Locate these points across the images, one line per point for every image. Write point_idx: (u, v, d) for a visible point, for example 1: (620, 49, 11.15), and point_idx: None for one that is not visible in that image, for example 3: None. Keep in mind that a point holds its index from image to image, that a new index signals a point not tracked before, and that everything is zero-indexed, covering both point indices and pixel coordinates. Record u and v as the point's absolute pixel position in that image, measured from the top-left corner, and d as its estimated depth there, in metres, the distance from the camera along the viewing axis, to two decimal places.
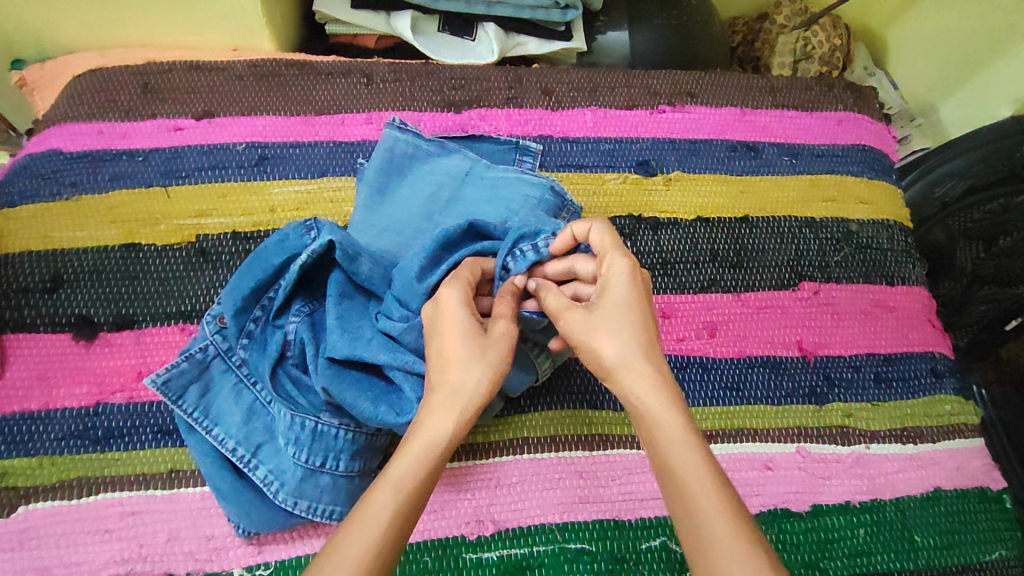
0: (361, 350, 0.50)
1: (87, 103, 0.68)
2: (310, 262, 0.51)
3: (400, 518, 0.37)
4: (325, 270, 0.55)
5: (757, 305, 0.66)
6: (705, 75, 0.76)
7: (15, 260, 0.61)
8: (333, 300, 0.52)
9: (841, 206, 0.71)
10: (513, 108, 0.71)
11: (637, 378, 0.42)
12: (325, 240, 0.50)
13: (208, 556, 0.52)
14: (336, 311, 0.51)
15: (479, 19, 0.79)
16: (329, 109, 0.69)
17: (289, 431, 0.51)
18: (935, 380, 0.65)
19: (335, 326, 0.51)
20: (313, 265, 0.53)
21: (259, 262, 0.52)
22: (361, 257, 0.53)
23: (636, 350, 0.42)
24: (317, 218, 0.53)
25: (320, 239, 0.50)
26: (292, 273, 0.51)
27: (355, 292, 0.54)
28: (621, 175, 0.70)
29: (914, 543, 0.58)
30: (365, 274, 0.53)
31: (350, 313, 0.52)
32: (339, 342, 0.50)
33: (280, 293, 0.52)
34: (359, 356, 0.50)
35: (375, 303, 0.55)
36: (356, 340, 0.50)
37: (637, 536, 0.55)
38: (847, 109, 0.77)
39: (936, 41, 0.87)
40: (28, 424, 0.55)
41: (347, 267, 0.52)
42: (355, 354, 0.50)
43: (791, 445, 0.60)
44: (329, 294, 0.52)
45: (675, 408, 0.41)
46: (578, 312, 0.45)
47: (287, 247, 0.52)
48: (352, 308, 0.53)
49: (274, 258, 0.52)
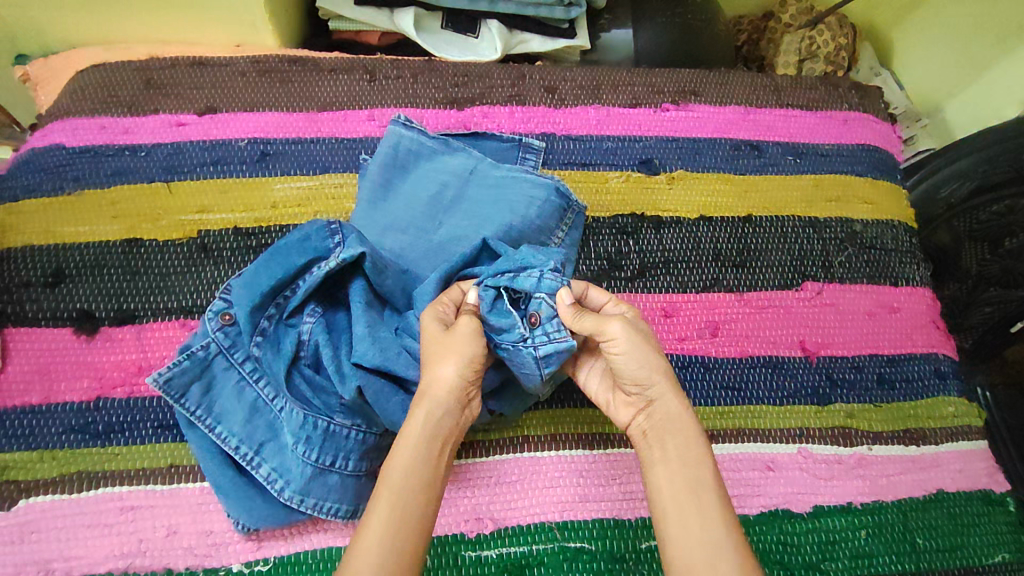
0: (391, 362, 0.50)
1: (89, 98, 0.68)
2: (335, 269, 0.52)
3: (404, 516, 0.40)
4: (344, 282, 0.55)
5: (758, 305, 0.65)
6: (708, 74, 0.76)
7: (16, 254, 0.61)
8: (360, 307, 0.52)
9: (845, 206, 0.71)
10: (515, 106, 0.71)
11: (669, 401, 0.46)
12: (357, 251, 0.51)
13: (207, 552, 0.52)
14: (364, 317, 0.51)
15: (482, 16, 0.79)
16: (331, 106, 0.69)
17: (300, 430, 0.51)
18: (939, 382, 0.65)
19: (364, 333, 0.51)
20: (336, 270, 0.54)
21: (279, 261, 0.53)
22: (386, 270, 0.54)
23: (671, 377, 0.46)
24: (341, 222, 0.54)
25: (353, 249, 0.51)
26: (318, 275, 0.52)
27: (373, 301, 0.54)
28: (623, 174, 0.69)
29: (915, 545, 0.58)
30: (389, 286, 0.54)
31: (375, 322, 0.52)
32: (369, 351, 0.50)
33: (299, 293, 0.53)
34: (389, 368, 0.50)
35: (391, 313, 0.55)
36: (386, 350, 0.51)
37: (636, 535, 0.55)
38: (851, 109, 0.77)
39: (943, 41, 0.87)
40: (29, 417, 0.55)
41: (374, 279, 0.53)
42: (385, 365, 0.50)
43: (792, 445, 0.60)
44: (356, 301, 0.52)
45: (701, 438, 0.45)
46: (625, 323, 0.46)
47: (310, 246, 0.54)
48: (374, 316, 0.53)
49: (295, 259, 0.53)
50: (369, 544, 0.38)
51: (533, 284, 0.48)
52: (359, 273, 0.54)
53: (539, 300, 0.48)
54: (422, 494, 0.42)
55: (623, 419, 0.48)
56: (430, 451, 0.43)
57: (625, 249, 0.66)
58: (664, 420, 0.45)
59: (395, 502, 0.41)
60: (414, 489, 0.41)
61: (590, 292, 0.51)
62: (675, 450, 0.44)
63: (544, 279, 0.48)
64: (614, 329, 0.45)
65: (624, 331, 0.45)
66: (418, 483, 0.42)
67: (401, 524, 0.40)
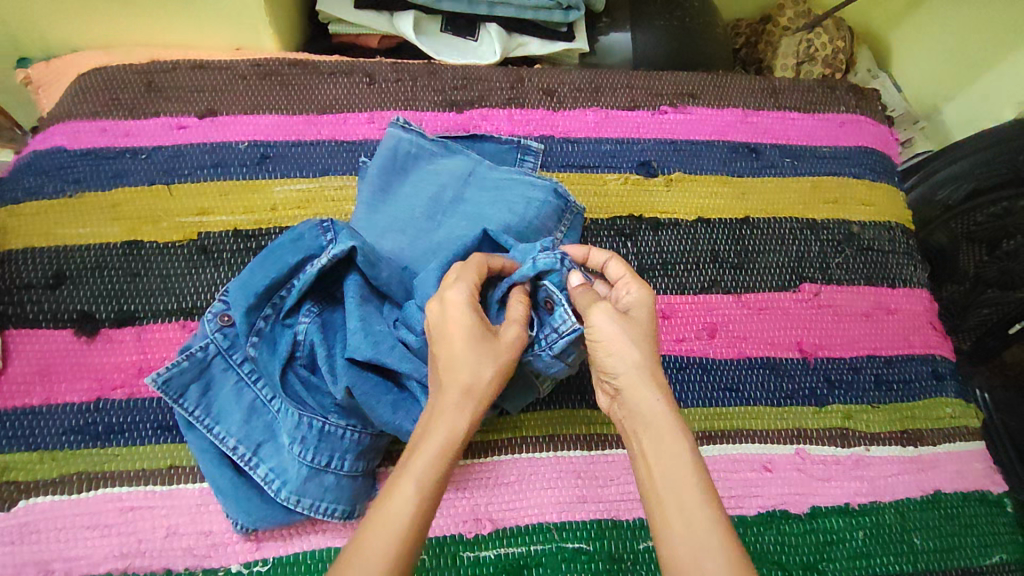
0: (383, 356, 0.50)
1: (90, 101, 0.68)
2: (328, 266, 0.52)
3: (421, 516, 0.38)
4: (340, 276, 0.56)
5: (757, 307, 0.65)
6: (706, 76, 0.76)
7: (18, 256, 0.61)
8: (354, 301, 0.52)
9: (842, 208, 0.71)
10: (514, 109, 0.71)
11: (650, 394, 0.42)
12: (348, 245, 0.51)
13: (206, 552, 0.52)
14: (358, 311, 0.52)
15: (481, 19, 0.80)
16: (331, 109, 0.70)
17: (296, 430, 0.51)
18: (936, 383, 0.65)
19: (358, 327, 0.51)
20: (329, 268, 0.54)
21: (273, 260, 0.53)
22: (380, 263, 0.54)
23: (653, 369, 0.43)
24: (333, 220, 0.55)
25: (342, 244, 0.51)
26: (310, 272, 0.52)
27: (370, 296, 0.54)
28: (622, 176, 0.70)
29: (912, 545, 0.58)
30: (384, 279, 0.54)
31: (370, 316, 0.52)
32: (361, 344, 0.50)
33: (293, 293, 0.53)
34: (381, 361, 0.50)
35: (391, 307, 0.56)
36: (378, 344, 0.50)
37: (634, 536, 0.55)
38: (848, 111, 0.77)
39: (940, 44, 0.88)
40: (29, 418, 0.56)
41: (368, 273, 0.53)
42: (377, 358, 0.50)
43: (790, 446, 0.60)
44: (350, 296, 0.52)
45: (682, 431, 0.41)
46: (612, 310, 0.44)
47: (303, 245, 0.54)
48: (370, 310, 0.53)
49: (289, 257, 0.54)
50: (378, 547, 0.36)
51: (535, 269, 0.49)
52: (353, 268, 0.54)
53: (549, 286, 0.49)
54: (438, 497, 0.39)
55: (605, 406, 0.46)
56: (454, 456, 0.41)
57: (623, 251, 0.66)
58: (641, 413, 0.42)
59: (418, 500, 0.38)
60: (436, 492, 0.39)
61: (608, 264, 0.50)
62: (649, 441, 0.41)
63: (538, 261, 0.49)
64: (598, 314, 0.44)
65: (608, 318, 0.44)
66: (438, 487, 0.39)
67: (415, 529, 0.37)
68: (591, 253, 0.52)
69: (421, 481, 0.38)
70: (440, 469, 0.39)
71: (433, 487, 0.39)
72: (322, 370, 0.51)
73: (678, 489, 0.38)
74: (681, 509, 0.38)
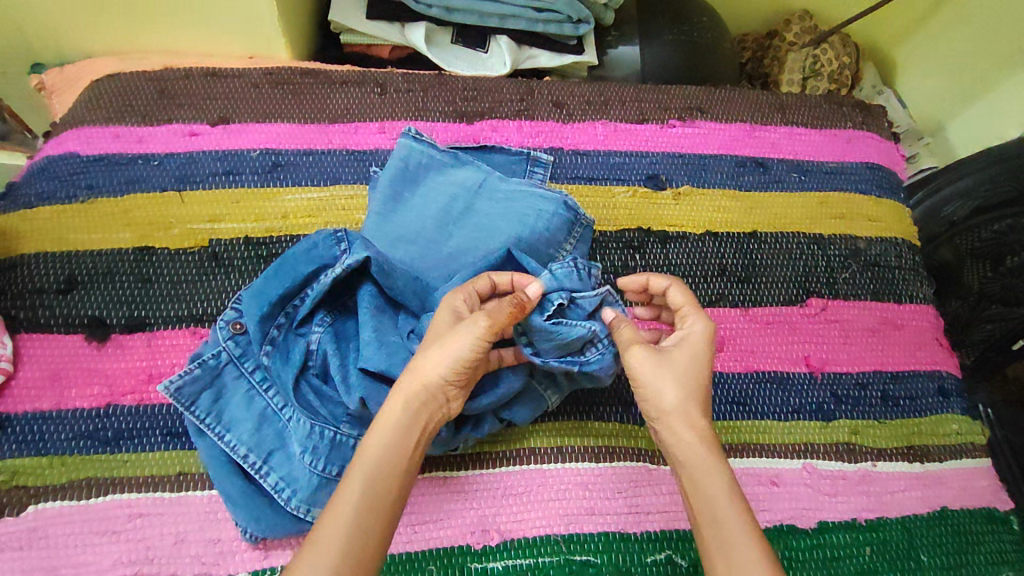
0: (396, 367, 0.51)
1: (104, 107, 0.69)
2: (341, 275, 0.53)
3: (370, 501, 0.42)
4: (353, 285, 0.56)
5: (764, 321, 0.66)
6: (714, 91, 0.77)
7: (29, 260, 0.62)
8: (369, 311, 0.53)
9: (849, 223, 0.72)
10: (524, 121, 0.72)
11: (688, 428, 0.46)
12: (361, 255, 0.52)
13: (215, 560, 0.52)
14: (373, 322, 0.52)
15: (491, 31, 0.80)
16: (343, 118, 0.70)
17: (306, 439, 0.51)
18: (941, 400, 0.65)
19: (371, 338, 0.51)
20: (342, 279, 0.55)
21: (286, 271, 0.54)
22: (395, 272, 0.54)
23: (693, 402, 0.47)
24: (346, 230, 0.55)
25: (355, 255, 0.52)
26: (324, 282, 0.52)
27: (385, 306, 0.55)
28: (631, 189, 0.70)
29: (920, 562, 0.58)
30: (398, 289, 0.55)
31: (385, 325, 0.53)
32: (374, 355, 0.50)
33: (306, 301, 0.53)
34: (394, 372, 0.50)
35: (406, 317, 0.56)
36: (392, 354, 0.51)
37: (641, 549, 0.55)
38: (855, 127, 0.78)
39: (945, 63, 0.89)
40: (40, 423, 0.56)
41: (382, 282, 0.54)
42: (391, 369, 0.50)
43: (797, 460, 0.60)
44: (363, 307, 0.53)
45: (722, 464, 0.45)
46: (648, 351, 0.48)
47: (316, 256, 0.54)
48: (385, 320, 0.54)
49: (303, 267, 0.54)
50: (331, 530, 0.40)
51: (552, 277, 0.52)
52: (367, 278, 0.55)
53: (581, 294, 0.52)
54: (390, 486, 0.43)
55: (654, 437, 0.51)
56: (405, 447, 0.45)
57: (631, 263, 0.67)
58: (680, 449, 0.46)
59: (366, 488, 0.42)
60: (386, 474, 0.43)
61: (670, 290, 0.53)
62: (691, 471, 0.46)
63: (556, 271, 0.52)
64: (632, 354, 0.48)
65: (641, 360, 0.48)
66: (388, 478, 0.43)
67: (364, 516, 0.41)
68: (651, 280, 0.54)
69: (368, 474, 0.43)
70: (389, 464, 0.43)
71: (381, 475, 0.43)
72: (334, 381, 0.51)
73: (717, 519, 0.43)
74: (723, 543, 0.42)
